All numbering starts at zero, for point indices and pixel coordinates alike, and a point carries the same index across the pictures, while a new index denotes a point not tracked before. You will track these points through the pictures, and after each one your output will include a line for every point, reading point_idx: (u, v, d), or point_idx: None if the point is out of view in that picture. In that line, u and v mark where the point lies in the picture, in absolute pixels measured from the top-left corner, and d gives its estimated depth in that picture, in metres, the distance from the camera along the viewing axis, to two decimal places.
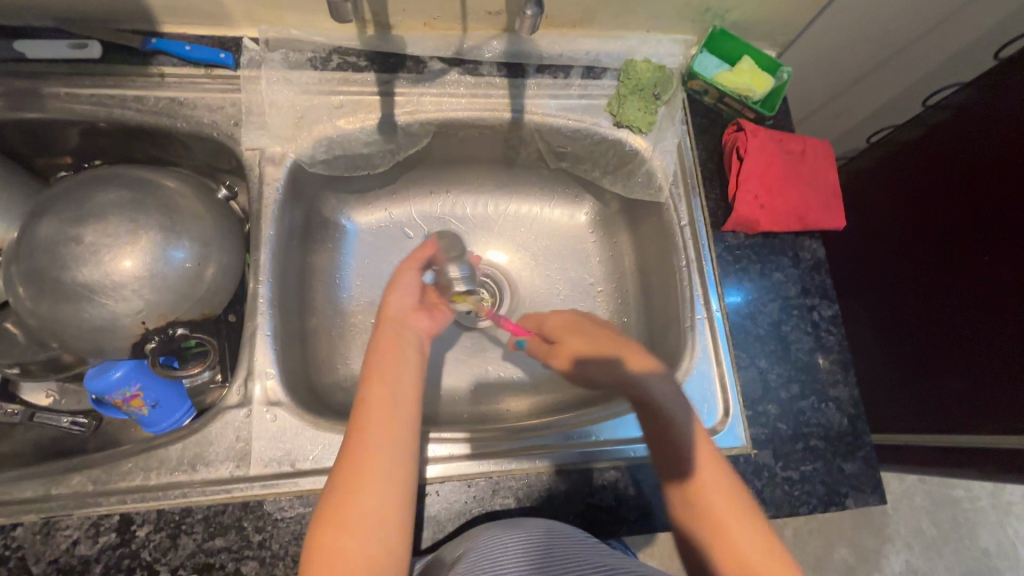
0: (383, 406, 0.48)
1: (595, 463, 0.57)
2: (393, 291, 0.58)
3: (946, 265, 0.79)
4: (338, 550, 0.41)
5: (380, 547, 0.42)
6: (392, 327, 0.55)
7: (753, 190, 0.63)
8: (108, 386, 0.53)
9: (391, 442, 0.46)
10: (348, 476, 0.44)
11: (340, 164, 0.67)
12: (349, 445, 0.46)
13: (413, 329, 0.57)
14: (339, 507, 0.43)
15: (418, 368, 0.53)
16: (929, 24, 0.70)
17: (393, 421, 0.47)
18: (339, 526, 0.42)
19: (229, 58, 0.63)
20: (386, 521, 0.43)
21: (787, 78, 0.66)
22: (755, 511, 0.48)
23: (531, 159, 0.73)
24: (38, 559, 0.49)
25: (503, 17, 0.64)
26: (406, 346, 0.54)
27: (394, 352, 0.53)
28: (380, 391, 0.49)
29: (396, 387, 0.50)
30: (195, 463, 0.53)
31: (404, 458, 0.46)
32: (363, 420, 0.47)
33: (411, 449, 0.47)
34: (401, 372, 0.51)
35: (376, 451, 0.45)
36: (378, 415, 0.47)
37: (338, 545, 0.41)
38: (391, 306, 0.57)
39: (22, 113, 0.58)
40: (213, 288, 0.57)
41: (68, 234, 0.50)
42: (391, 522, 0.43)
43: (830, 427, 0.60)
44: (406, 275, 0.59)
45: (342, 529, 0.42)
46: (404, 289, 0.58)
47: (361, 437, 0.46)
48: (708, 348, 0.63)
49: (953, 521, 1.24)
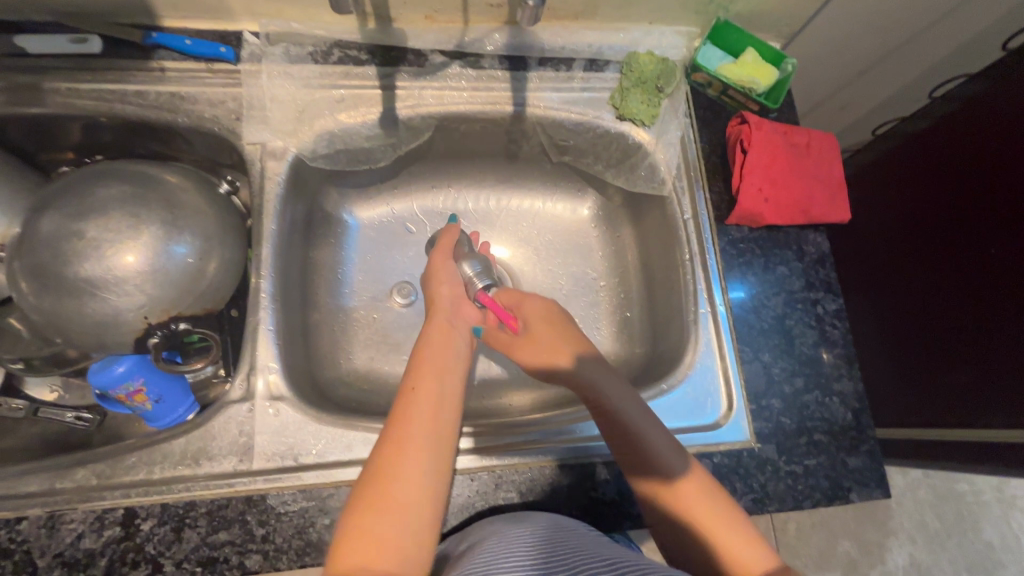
0: (433, 395, 0.48)
1: (598, 457, 0.57)
2: (440, 284, 0.60)
3: (954, 259, 0.78)
4: (376, 534, 0.40)
5: (412, 536, 0.41)
6: (443, 319, 0.56)
7: (757, 184, 0.63)
8: (111, 381, 0.54)
9: (437, 429, 0.46)
10: (393, 458, 0.43)
11: (342, 158, 0.67)
12: (393, 429, 0.45)
13: (463, 323, 0.58)
14: (379, 490, 0.42)
15: (464, 363, 0.53)
16: (935, 15, 0.69)
17: (439, 410, 0.47)
18: (375, 509, 0.41)
19: (229, 52, 0.62)
20: (421, 510, 0.42)
21: (792, 69, 0.65)
22: (737, 515, 0.47)
23: (533, 153, 0.73)
24: (43, 553, 0.49)
25: (504, 9, 0.63)
26: (454, 339, 0.55)
27: (446, 344, 0.53)
28: (428, 381, 0.49)
29: (446, 379, 0.50)
30: (198, 457, 0.53)
31: (446, 449, 0.46)
32: (410, 406, 0.47)
33: (452, 441, 0.47)
34: (447, 365, 0.51)
35: (422, 438, 0.45)
36: (427, 402, 0.47)
37: (375, 529, 0.40)
38: (442, 298, 0.59)
39: (24, 108, 0.58)
40: (215, 283, 0.57)
41: (70, 229, 0.50)
42: (425, 512, 0.42)
43: (834, 421, 0.60)
44: (449, 265, 0.62)
45: (378, 512, 0.41)
46: (451, 280, 0.60)
47: (406, 424, 0.46)
48: (711, 342, 0.63)
49: (957, 515, 1.24)
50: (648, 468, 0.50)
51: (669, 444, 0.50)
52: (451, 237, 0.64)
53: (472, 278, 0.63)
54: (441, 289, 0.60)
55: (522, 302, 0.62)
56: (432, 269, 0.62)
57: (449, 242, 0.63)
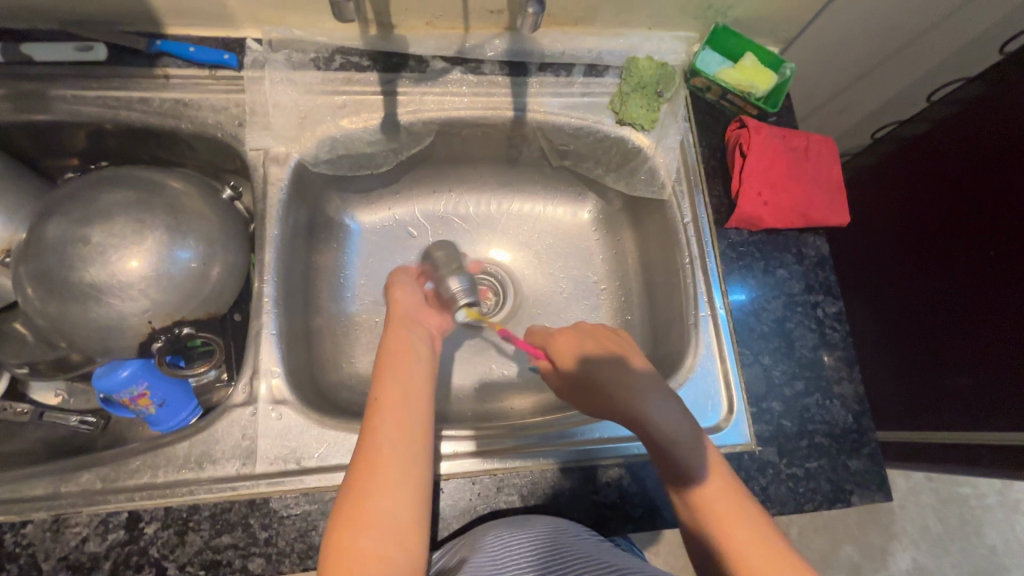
0: (397, 405, 0.48)
1: (599, 460, 0.57)
2: (398, 294, 0.59)
3: (952, 262, 0.79)
4: (360, 549, 0.40)
5: (397, 547, 0.41)
6: (402, 325, 0.56)
7: (756, 187, 0.63)
8: (117, 385, 0.53)
9: (405, 439, 0.47)
10: (364, 473, 0.44)
11: (344, 164, 0.67)
12: (362, 446, 0.46)
13: (423, 327, 0.58)
14: (357, 507, 0.43)
15: (429, 366, 0.54)
16: (934, 19, 0.70)
17: (405, 420, 0.48)
18: (354, 525, 0.42)
19: (233, 59, 0.63)
20: (401, 519, 0.43)
21: (790, 74, 0.66)
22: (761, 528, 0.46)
23: (533, 157, 0.73)
24: (48, 556, 0.49)
25: (505, 16, 0.64)
26: (417, 345, 0.55)
27: (406, 351, 0.53)
28: (391, 391, 0.49)
29: (408, 386, 0.50)
30: (202, 461, 0.53)
31: (419, 456, 0.46)
32: (375, 420, 0.47)
33: (424, 447, 0.47)
34: (412, 372, 0.52)
35: (391, 449, 0.46)
36: (391, 414, 0.47)
37: (358, 544, 0.41)
38: (400, 306, 0.58)
39: (30, 115, 0.59)
40: (219, 288, 0.57)
41: (76, 235, 0.51)
42: (406, 519, 0.43)
43: (835, 423, 0.60)
44: (406, 280, 0.61)
45: (358, 527, 0.41)
46: (409, 290, 0.60)
47: (374, 437, 0.46)
48: (712, 344, 0.63)
49: (960, 518, 1.24)
50: (686, 483, 0.50)
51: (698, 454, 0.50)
52: (401, 279, 0.61)
53: (459, 293, 0.60)
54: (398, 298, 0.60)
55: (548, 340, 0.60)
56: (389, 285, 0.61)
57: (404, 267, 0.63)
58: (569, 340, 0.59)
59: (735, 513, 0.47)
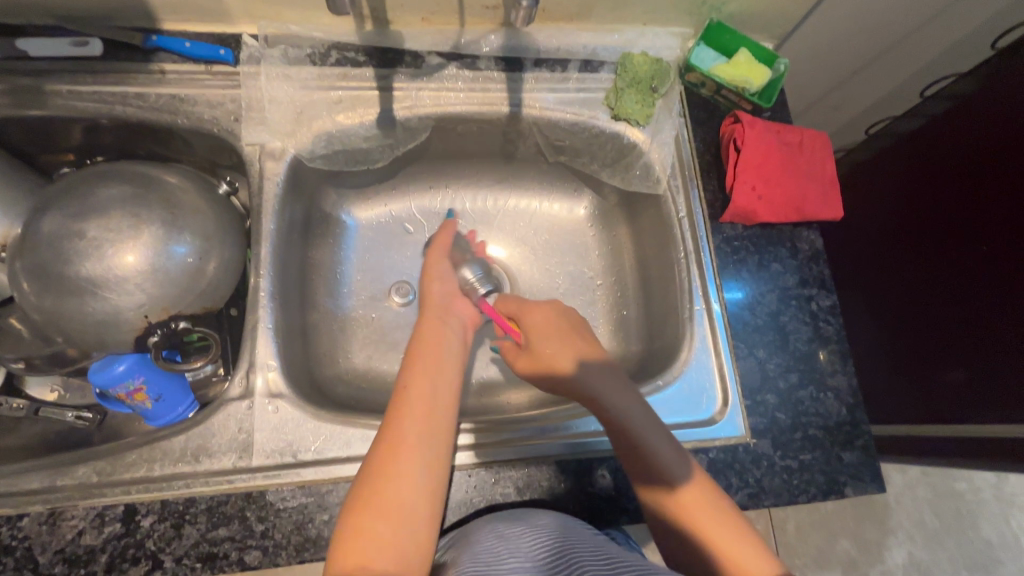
0: (427, 392, 0.49)
1: (594, 454, 0.57)
2: (432, 282, 0.60)
3: (945, 258, 0.79)
4: (373, 535, 0.41)
5: (411, 534, 0.42)
6: (435, 315, 0.57)
7: (750, 181, 0.64)
8: (112, 380, 0.54)
9: (431, 428, 0.47)
10: (386, 458, 0.45)
11: (340, 159, 0.68)
12: (388, 429, 0.46)
13: (456, 318, 0.59)
14: (376, 489, 0.43)
15: (457, 357, 0.55)
16: (927, 15, 0.70)
17: (433, 408, 0.48)
18: (371, 509, 0.42)
19: (228, 55, 0.63)
20: (415, 510, 0.43)
21: (784, 69, 0.66)
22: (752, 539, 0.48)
23: (529, 153, 0.74)
24: (44, 549, 0.49)
25: (500, 11, 0.64)
26: (450, 335, 0.56)
27: (438, 340, 0.54)
28: (422, 378, 0.50)
29: (438, 375, 0.51)
30: (198, 454, 0.53)
31: (441, 447, 0.47)
32: (403, 404, 0.48)
33: (448, 439, 0.48)
34: (443, 362, 0.52)
35: (414, 436, 0.46)
36: (419, 401, 0.48)
37: (372, 530, 0.42)
38: (434, 294, 0.59)
39: (25, 110, 0.59)
40: (215, 282, 0.57)
41: (71, 229, 0.51)
42: (422, 510, 0.44)
43: (829, 416, 0.60)
44: (444, 263, 0.62)
45: (375, 510, 0.42)
46: (443, 276, 0.61)
47: (398, 423, 0.47)
48: (706, 338, 0.63)
49: (956, 513, 1.24)
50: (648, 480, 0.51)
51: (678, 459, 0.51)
52: (450, 233, 0.65)
53: (474, 282, 0.63)
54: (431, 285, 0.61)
55: (523, 311, 0.61)
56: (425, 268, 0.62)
57: (445, 236, 0.64)
58: (546, 322, 0.59)
59: (712, 517, 0.48)
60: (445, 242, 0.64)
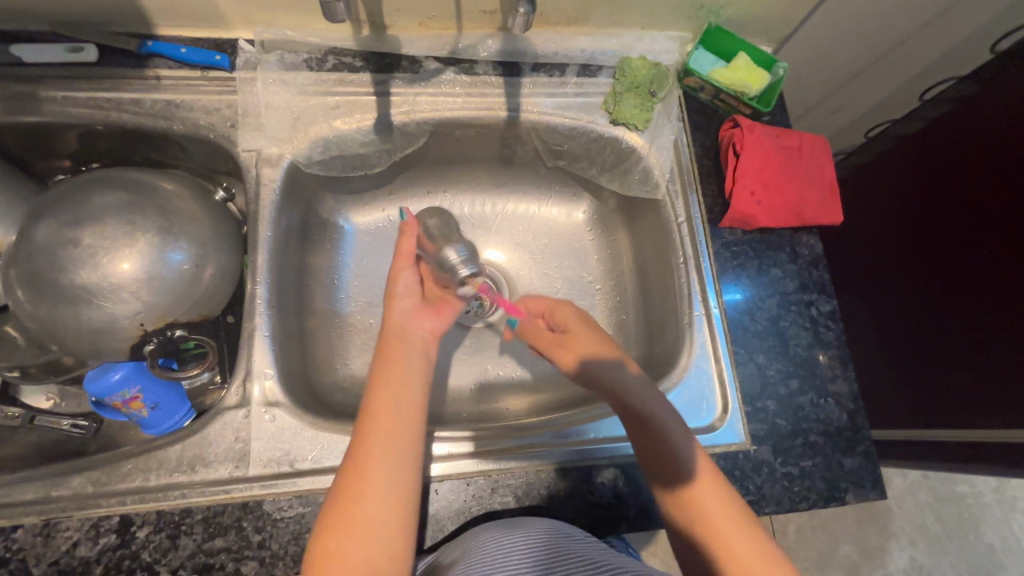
0: (389, 410, 0.48)
1: (594, 462, 0.57)
2: (394, 293, 0.58)
3: (947, 261, 0.79)
4: (345, 557, 0.40)
5: (380, 557, 0.41)
6: (398, 327, 0.55)
7: (749, 187, 0.63)
8: (108, 388, 0.54)
9: (396, 445, 0.46)
10: (354, 478, 0.44)
11: (338, 164, 0.67)
12: (352, 450, 0.46)
13: (418, 333, 0.55)
14: (345, 512, 0.42)
15: (424, 369, 0.53)
16: (927, 18, 0.70)
17: (397, 423, 0.47)
18: (342, 531, 0.42)
19: (224, 60, 0.63)
20: (387, 528, 0.42)
21: (782, 73, 0.66)
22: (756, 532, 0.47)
23: (528, 157, 0.73)
24: (38, 561, 0.49)
25: (498, 15, 0.64)
26: (410, 347, 0.54)
27: (399, 354, 0.52)
28: (386, 396, 0.48)
29: (402, 392, 0.49)
30: (195, 464, 0.53)
31: (408, 465, 0.46)
32: (368, 423, 0.47)
33: (416, 456, 0.47)
34: (406, 376, 0.51)
35: (380, 457, 0.45)
36: (382, 419, 0.47)
37: (344, 553, 0.41)
38: (396, 306, 0.57)
39: (20, 116, 0.58)
40: (211, 290, 0.57)
41: (66, 237, 0.50)
42: (393, 527, 0.43)
43: (830, 422, 0.60)
44: (406, 269, 0.59)
45: (344, 534, 0.41)
46: (406, 285, 0.58)
47: (364, 444, 0.46)
48: (706, 344, 0.63)
49: (957, 517, 1.24)
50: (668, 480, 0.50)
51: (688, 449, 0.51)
52: (408, 243, 0.60)
53: (459, 263, 0.58)
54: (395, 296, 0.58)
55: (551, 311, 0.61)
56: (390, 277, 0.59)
57: (405, 247, 0.60)
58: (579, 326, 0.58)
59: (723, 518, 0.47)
60: (406, 255, 0.60)
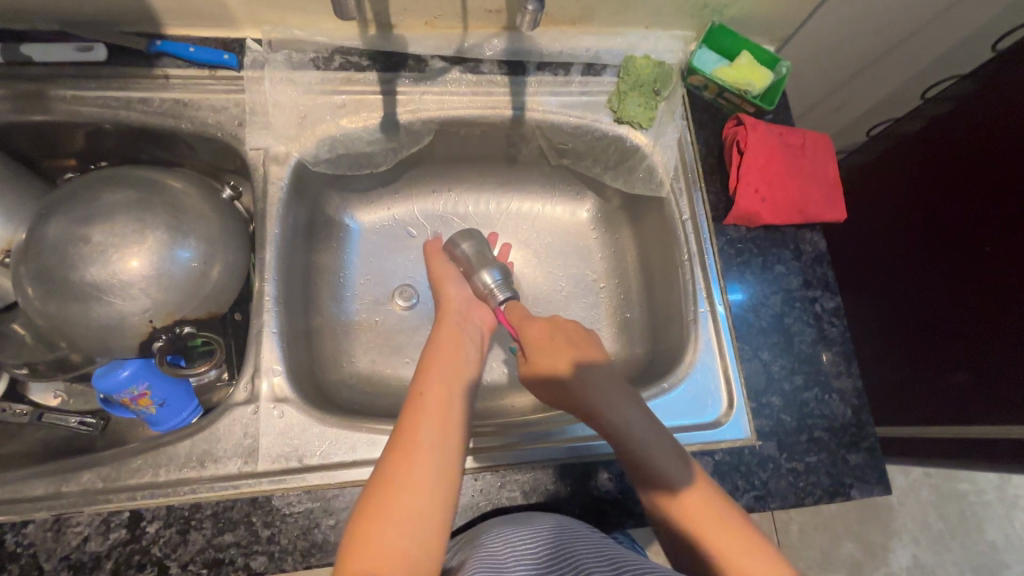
0: (439, 398, 0.48)
1: (599, 458, 0.57)
2: (445, 287, 0.62)
3: (946, 263, 0.79)
4: (386, 535, 0.40)
5: (422, 538, 0.41)
6: (453, 323, 0.58)
7: (753, 184, 0.64)
8: (117, 385, 0.54)
9: (447, 437, 0.46)
10: (400, 458, 0.44)
11: (342, 164, 0.67)
12: (403, 431, 0.46)
13: (473, 326, 0.60)
14: (387, 492, 0.42)
15: (473, 363, 0.55)
16: (929, 16, 0.70)
17: (448, 409, 0.48)
18: (387, 508, 0.41)
19: (232, 59, 0.63)
20: (429, 511, 0.42)
21: (786, 71, 0.67)
22: (743, 522, 0.46)
23: (533, 156, 0.74)
24: (49, 556, 0.49)
25: (504, 15, 0.64)
26: (466, 341, 0.57)
27: (454, 350, 0.55)
28: (436, 383, 0.50)
29: (454, 381, 0.51)
30: (203, 460, 0.53)
31: (454, 450, 0.46)
32: (418, 408, 0.48)
33: (462, 443, 0.47)
34: (458, 368, 0.53)
35: (429, 438, 0.45)
36: (435, 404, 0.48)
37: (385, 530, 0.40)
38: (451, 300, 0.61)
39: (29, 115, 0.59)
40: (219, 286, 0.57)
41: (76, 234, 0.51)
42: (435, 512, 0.42)
43: (834, 418, 0.60)
44: (452, 272, 0.64)
45: (390, 513, 0.41)
46: (457, 284, 0.63)
47: (416, 425, 0.46)
48: (711, 341, 0.63)
49: (960, 514, 1.24)
50: (653, 487, 0.50)
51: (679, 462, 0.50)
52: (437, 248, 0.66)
53: (493, 287, 0.62)
54: (447, 295, 0.62)
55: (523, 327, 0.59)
56: (433, 275, 0.65)
57: (438, 251, 0.66)
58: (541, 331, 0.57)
59: (710, 520, 0.46)
60: (442, 257, 0.66)
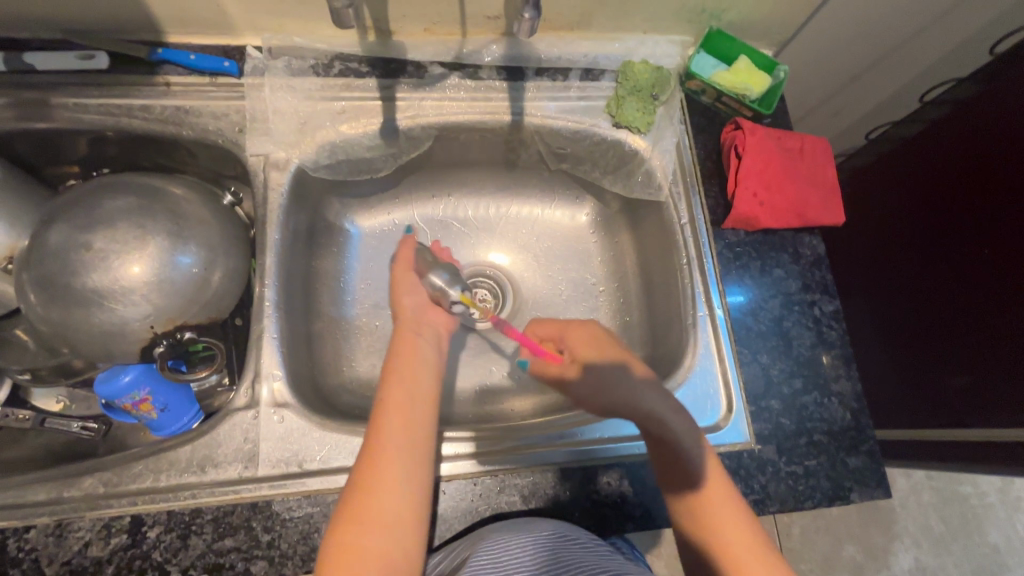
0: (402, 408, 0.48)
1: (598, 462, 0.57)
2: (400, 294, 0.58)
3: (943, 267, 0.80)
4: (364, 547, 0.41)
5: (397, 545, 0.42)
6: (412, 325, 0.56)
7: (752, 188, 0.64)
8: (117, 391, 0.53)
9: (410, 444, 0.46)
10: (369, 471, 0.44)
11: (343, 168, 0.68)
12: (368, 443, 0.46)
13: (432, 328, 0.57)
14: (361, 504, 0.43)
15: (434, 366, 0.54)
16: (927, 20, 0.71)
17: (411, 418, 0.48)
18: (360, 520, 0.42)
19: (233, 67, 0.64)
20: (403, 520, 0.43)
21: (784, 76, 0.67)
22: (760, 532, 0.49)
23: (532, 161, 0.74)
24: (51, 561, 0.49)
25: (502, 21, 0.65)
26: (424, 344, 0.55)
27: (412, 354, 0.53)
28: (398, 392, 0.49)
29: (416, 388, 0.50)
30: (204, 464, 0.54)
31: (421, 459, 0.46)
32: (381, 420, 0.47)
33: (427, 450, 0.48)
34: (418, 373, 0.51)
35: (395, 448, 0.46)
36: (396, 415, 0.47)
37: (360, 543, 0.41)
38: (405, 306, 0.58)
39: (32, 122, 0.59)
40: (220, 292, 0.57)
41: (78, 241, 0.51)
42: (408, 520, 0.44)
43: (834, 421, 0.60)
44: (410, 278, 0.59)
45: (364, 523, 0.42)
46: (414, 290, 0.59)
47: (381, 438, 0.46)
48: (710, 345, 0.64)
49: (962, 517, 1.24)
50: (678, 487, 0.50)
51: (709, 467, 0.50)
52: (406, 248, 0.62)
53: (444, 287, 0.58)
54: (403, 298, 0.58)
55: (565, 333, 0.57)
56: (393, 283, 0.60)
57: (405, 256, 0.61)
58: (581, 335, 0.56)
59: (735, 526, 0.48)
60: (407, 261, 0.61)
